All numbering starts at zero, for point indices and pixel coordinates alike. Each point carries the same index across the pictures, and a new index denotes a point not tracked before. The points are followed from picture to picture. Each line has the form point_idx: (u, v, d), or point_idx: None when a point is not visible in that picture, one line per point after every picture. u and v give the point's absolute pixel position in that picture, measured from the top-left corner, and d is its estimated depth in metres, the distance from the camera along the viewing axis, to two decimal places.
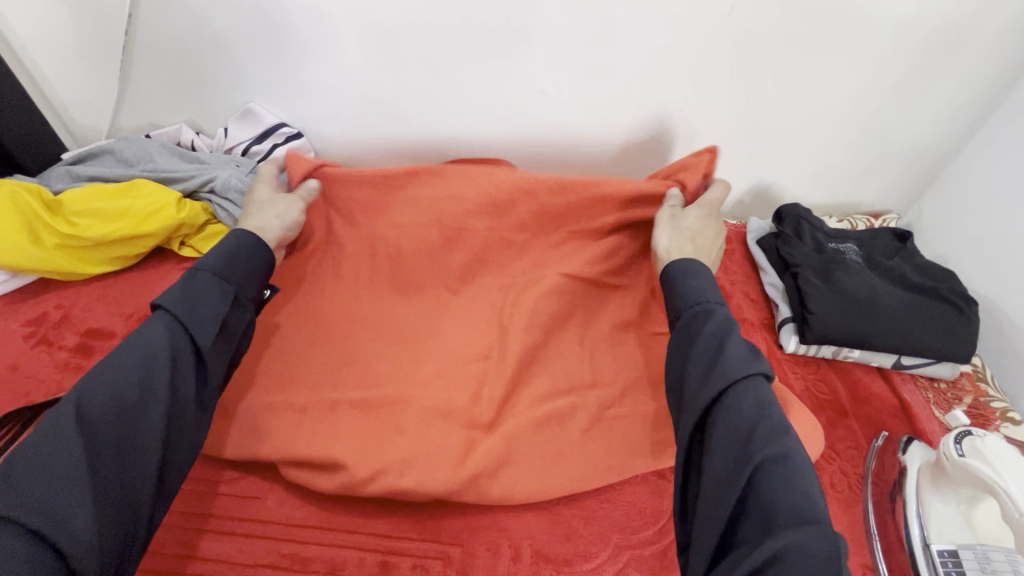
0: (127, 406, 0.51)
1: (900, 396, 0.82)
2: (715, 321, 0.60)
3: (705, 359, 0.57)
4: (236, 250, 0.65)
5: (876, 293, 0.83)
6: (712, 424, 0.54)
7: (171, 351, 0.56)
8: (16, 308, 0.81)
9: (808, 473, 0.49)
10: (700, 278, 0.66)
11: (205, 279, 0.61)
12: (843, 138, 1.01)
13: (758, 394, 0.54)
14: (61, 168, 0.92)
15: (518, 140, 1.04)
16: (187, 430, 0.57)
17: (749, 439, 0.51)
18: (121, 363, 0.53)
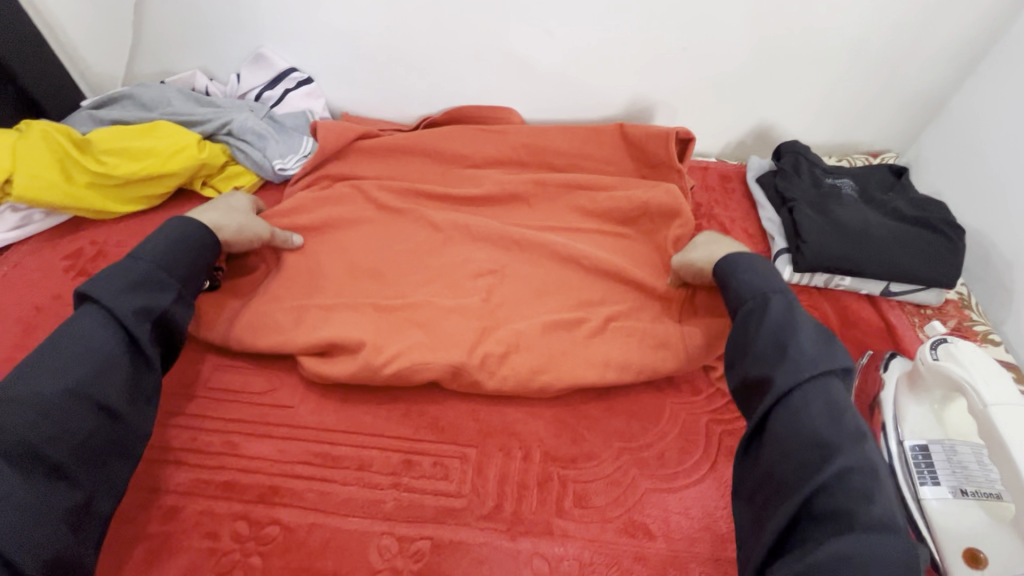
0: (46, 402, 0.54)
1: (886, 319, 0.86)
2: (787, 316, 0.61)
3: (768, 356, 0.59)
4: (172, 239, 0.67)
5: (868, 224, 0.87)
6: (777, 424, 0.56)
7: (102, 346, 0.58)
8: (54, 244, 0.86)
9: (881, 476, 0.51)
10: (761, 269, 0.67)
11: (135, 269, 0.63)
12: (844, 78, 1.03)
13: (825, 392, 0.56)
14: (84, 112, 0.96)
15: (524, 81, 1.06)
16: (124, 422, 0.59)
17: (820, 438, 0.53)
18: (47, 361, 0.56)
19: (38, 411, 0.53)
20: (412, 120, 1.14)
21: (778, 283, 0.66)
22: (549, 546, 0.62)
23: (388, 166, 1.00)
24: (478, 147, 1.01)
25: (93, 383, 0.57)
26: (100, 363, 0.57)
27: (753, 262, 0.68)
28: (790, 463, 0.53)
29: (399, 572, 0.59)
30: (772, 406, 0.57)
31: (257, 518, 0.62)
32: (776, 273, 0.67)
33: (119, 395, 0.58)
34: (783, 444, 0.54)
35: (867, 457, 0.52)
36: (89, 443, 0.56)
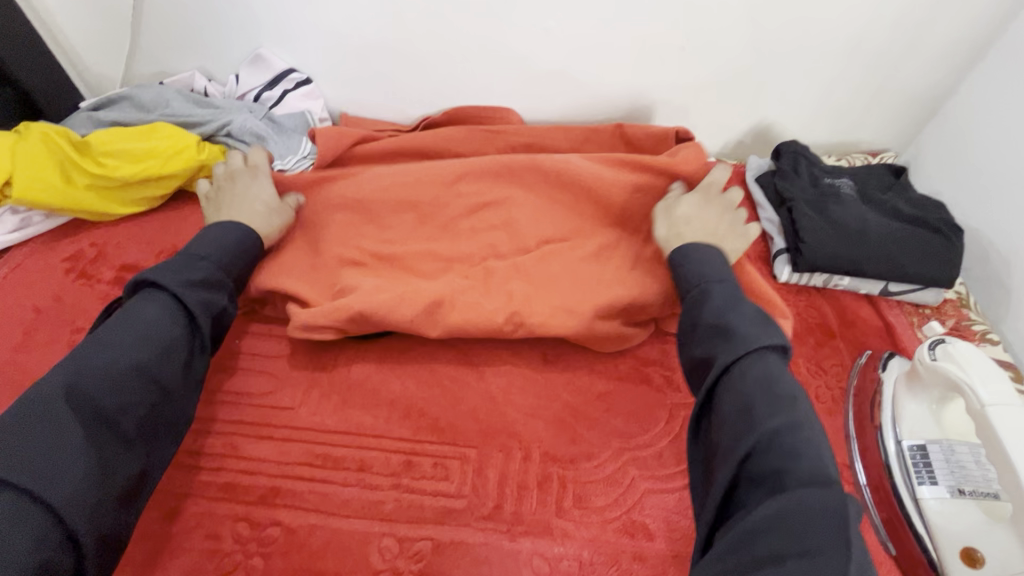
0: (115, 376, 0.56)
1: (885, 319, 0.87)
2: (729, 300, 0.63)
3: (709, 335, 0.60)
4: (226, 240, 0.71)
5: (867, 224, 0.87)
6: (719, 397, 0.56)
7: (168, 331, 0.61)
8: (54, 247, 0.86)
9: (815, 440, 0.51)
10: (708, 260, 0.69)
11: (200, 265, 0.67)
12: (843, 77, 1.03)
13: (763, 362, 0.56)
14: (83, 113, 0.96)
15: (523, 81, 1.06)
16: (179, 402, 0.62)
17: (755, 407, 0.53)
18: (115, 338, 0.59)
19: (109, 384, 0.55)
20: (411, 121, 1.14)
21: (725, 273, 0.68)
22: (548, 546, 0.62)
23: (388, 167, 1.00)
24: (477, 147, 1.01)
25: (161, 366, 0.59)
26: (162, 348, 0.60)
27: (700, 251, 0.70)
28: (728, 431, 0.53)
29: (400, 573, 0.59)
30: (716, 380, 0.57)
31: (258, 520, 0.62)
32: (724, 265, 0.69)
33: (175, 378, 0.61)
34: (724, 416, 0.54)
35: (804, 424, 0.52)
36: (148, 421, 0.58)
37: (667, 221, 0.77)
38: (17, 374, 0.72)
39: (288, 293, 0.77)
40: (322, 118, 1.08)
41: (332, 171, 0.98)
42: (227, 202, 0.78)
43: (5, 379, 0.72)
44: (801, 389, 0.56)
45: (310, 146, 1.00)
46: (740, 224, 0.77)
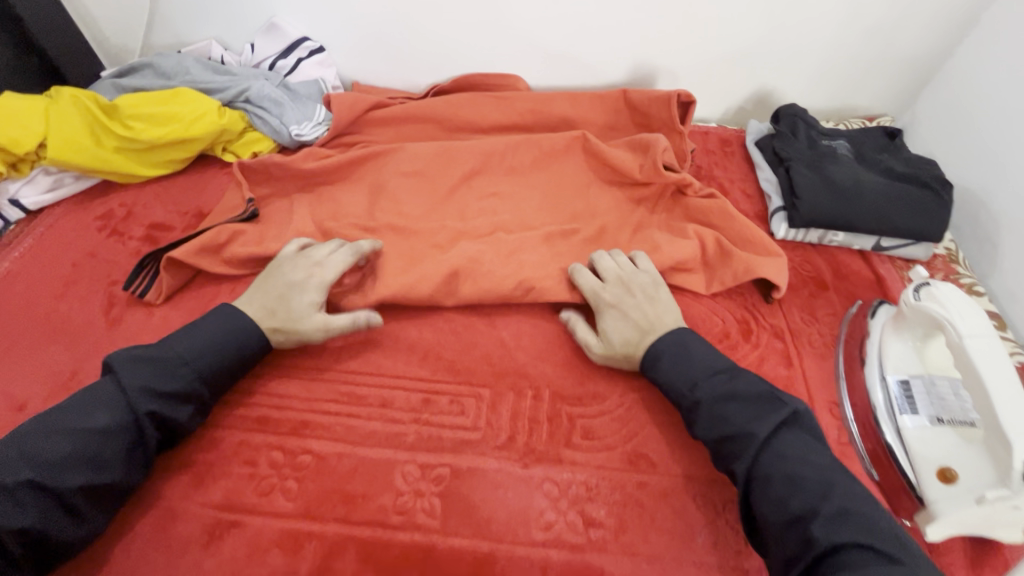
0: (22, 495, 0.53)
1: (876, 272, 0.91)
2: (721, 397, 0.64)
3: (721, 447, 0.62)
4: (214, 339, 0.67)
5: (860, 181, 0.91)
6: (755, 505, 0.58)
7: (104, 447, 0.58)
8: (85, 207, 0.91)
9: (868, 518, 0.53)
10: (672, 361, 0.69)
11: (173, 372, 0.63)
12: (841, 44, 1.05)
13: (782, 452, 0.59)
14: (108, 81, 1.00)
15: (530, 49, 1.09)
16: (94, 511, 0.57)
17: (795, 511, 0.55)
18: (49, 443, 0.56)
19: (15, 502, 0.52)
20: (420, 89, 1.17)
21: (694, 368, 0.67)
22: (558, 472, 0.67)
23: (400, 133, 1.04)
24: (486, 113, 1.04)
25: (83, 488, 0.56)
26: (89, 465, 0.57)
27: (661, 353, 0.70)
28: (782, 539, 0.55)
29: (422, 494, 0.64)
30: (746, 489, 0.60)
31: (290, 449, 0.67)
32: (686, 354, 0.69)
33: (96, 499, 0.57)
34: (771, 520, 0.56)
35: (850, 509, 0.54)
36: (51, 542, 0.54)
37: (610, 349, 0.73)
38: (59, 322, 0.78)
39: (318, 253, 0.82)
40: (335, 86, 1.12)
41: (346, 136, 1.03)
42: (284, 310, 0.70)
43: (50, 326, 0.77)
44: (829, 466, 0.58)
45: (328, 113, 1.02)
46: (641, 283, 0.76)
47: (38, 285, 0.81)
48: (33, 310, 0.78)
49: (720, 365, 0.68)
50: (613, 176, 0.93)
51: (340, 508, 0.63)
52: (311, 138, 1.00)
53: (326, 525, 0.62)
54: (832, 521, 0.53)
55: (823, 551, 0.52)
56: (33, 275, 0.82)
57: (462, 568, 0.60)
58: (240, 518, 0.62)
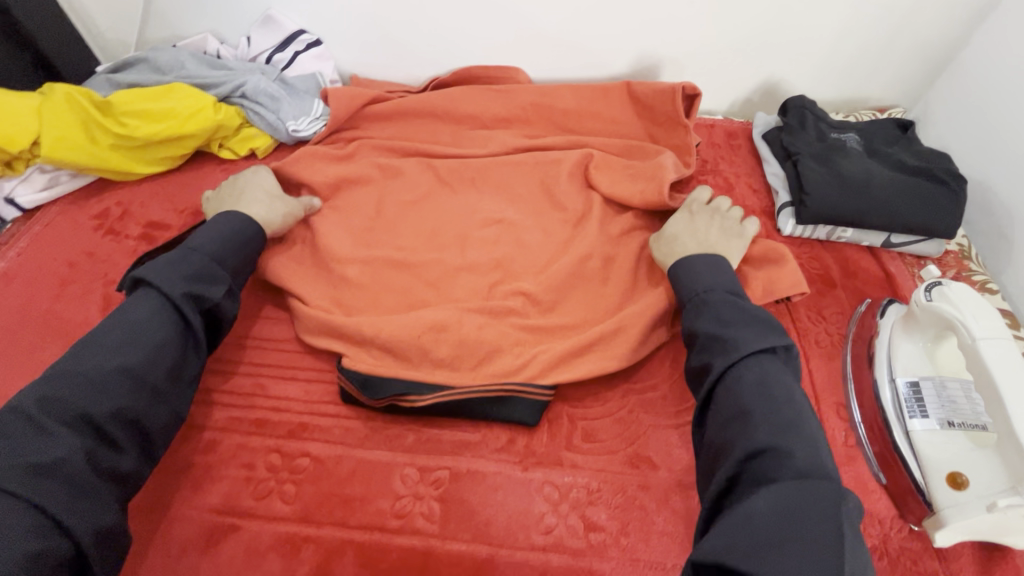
0: (103, 381, 0.57)
1: (886, 269, 0.89)
2: (730, 305, 0.64)
3: (705, 343, 0.62)
4: (227, 235, 0.72)
5: (870, 175, 0.88)
6: (717, 400, 0.59)
7: (156, 329, 0.62)
8: (82, 205, 0.90)
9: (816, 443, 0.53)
10: (702, 269, 0.70)
11: (191, 261, 0.67)
12: (853, 32, 1.02)
13: (760, 367, 0.58)
14: (102, 76, 0.98)
15: (531, 40, 1.06)
16: (171, 399, 0.62)
17: (748, 412, 0.55)
18: (109, 340, 0.60)
19: (101, 389, 0.56)
20: (420, 82, 1.15)
21: (718, 279, 0.69)
22: (559, 475, 0.66)
23: (398, 128, 1.02)
24: (486, 106, 1.02)
25: (157, 369, 0.60)
26: (148, 348, 0.60)
27: (697, 264, 0.71)
28: (727, 435, 0.56)
29: (421, 497, 0.64)
30: (712, 386, 0.60)
31: (288, 451, 0.66)
32: (720, 268, 0.70)
33: (167, 376, 0.61)
34: (721, 416, 0.57)
35: (805, 433, 0.54)
36: (137, 423, 0.58)
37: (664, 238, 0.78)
38: (56, 322, 0.77)
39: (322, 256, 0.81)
40: (333, 80, 1.10)
41: (344, 132, 1.01)
42: (234, 194, 0.81)
43: (46, 327, 0.76)
44: (802, 393, 0.58)
45: (325, 108, 1.01)
46: (731, 222, 0.81)
47: (35, 285, 0.80)
48: (31, 309, 0.78)
49: (737, 288, 0.68)
50: (616, 173, 0.91)
51: (338, 511, 0.62)
52: (308, 133, 0.99)
53: (324, 529, 0.61)
54: (783, 434, 0.53)
55: (759, 452, 0.52)
56: (30, 275, 0.81)
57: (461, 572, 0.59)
58: (239, 522, 0.61)
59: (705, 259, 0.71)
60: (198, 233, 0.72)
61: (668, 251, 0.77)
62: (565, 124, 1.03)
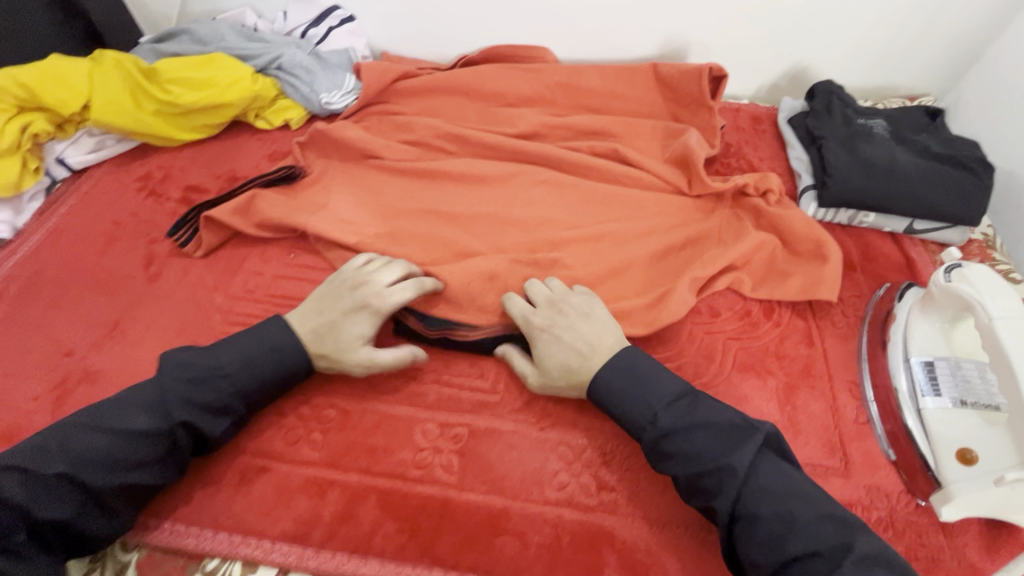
0: (60, 487, 0.54)
1: (907, 255, 0.89)
2: (686, 426, 0.59)
3: (700, 486, 0.58)
4: (259, 358, 0.64)
5: (896, 161, 0.88)
6: (741, 545, 0.55)
7: (137, 450, 0.57)
8: (125, 168, 0.95)
9: (880, 556, 0.51)
10: (623, 391, 0.63)
11: (207, 387, 0.61)
12: (883, 19, 1.02)
13: (764, 487, 0.56)
14: (146, 46, 1.02)
15: (561, 21, 1.08)
16: (124, 510, 0.58)
17: (790, 554, 0.52)
18: (90, 441, 0.56)
19: (54, 494, 0.54)
20: (449, 61, 1.17)
21: (650, 393, 0.62)
22: (573, 436, 0.68)
23: (427, 104, 1.05)
24: (514, 85, 1.04)
25: (117, 488, 0.57)
26: (123, 464, 0.57)
27: (613, 383, 0.64)
28: None
29: (440, 451, 0.67)
30: (730, 529, 0.56)
31: (316, 402, 0.70)
32: (631, 371, 0.64)
33: (129, 498, 0.58)
34: (760, 566, 0.54)
35: (861, 548, 0.52)
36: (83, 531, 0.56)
37: (563, 377, 0.66)
38: (103, 277, 0.81)
39: (352, 224, 0.84)
40: (365, 56, 1.13)
41: (374, 105, 1.04)
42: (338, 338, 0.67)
43: (92, 278, 0.81)
44: (806, 486, 0.57)
45: (358, 83, 1.03)
46: (574, 302, 0.71)
47: (83, 241, 0.85)
48: (79, 262, 0.83)
49: (676, 389, 0.63)
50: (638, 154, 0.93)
51: (363, 460, 0.66)
52: (340, 106, 1.02)
53: (349, 475, 0.65)
54: (839, 563, 0.51)
55: None
56: (78, 231, 0.86)
57: (476, 521, 0.62)
58: (270, 464, 0.65)
59: (617, 365, 0.65)
60: (240, 337, 0.65)
61: (574, 386, 0.66)
62: (590, 104, 1.04)
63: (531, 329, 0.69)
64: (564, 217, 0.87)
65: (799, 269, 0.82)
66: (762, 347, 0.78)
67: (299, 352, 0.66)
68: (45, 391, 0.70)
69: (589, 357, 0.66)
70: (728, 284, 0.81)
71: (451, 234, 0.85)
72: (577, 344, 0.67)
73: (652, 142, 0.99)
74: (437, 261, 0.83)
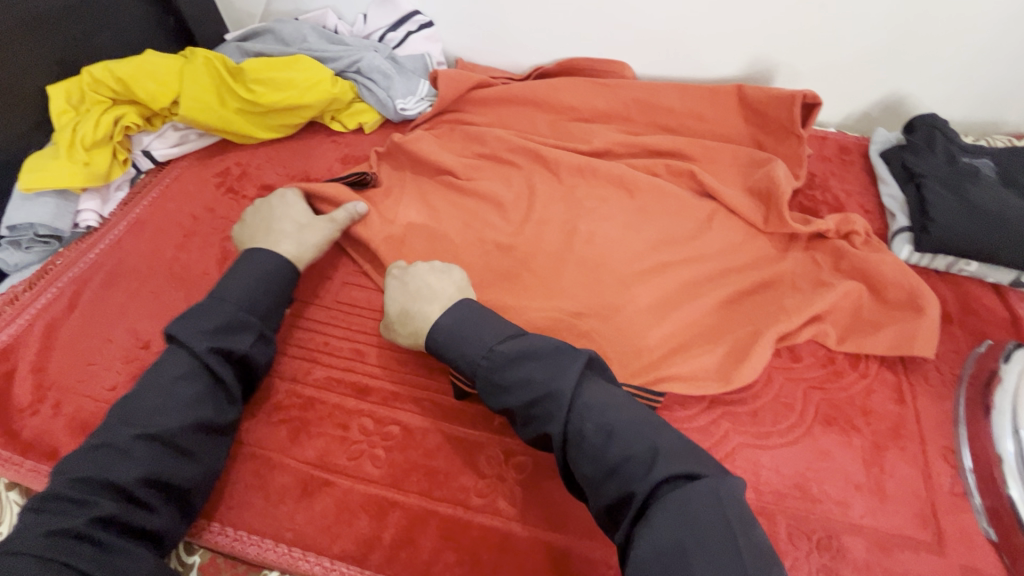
0: (131, 448, 0.56)
1: (1012, 310, 0.82)
2: (515, 355, 0.60)
3: (531, 413, 0.58)
4: (261, 280, 0.70)
5: (1008, 207, 0.81)
6: (575, 461, 0.55)
7: (186, 385, 0.60)
8: (205, 163, 0.97)
9: (692, 451, 0.51)
10: (460, 333, 0.63)
11: (220, 309, 0.65)
12: (996, 49, 0.94)
13: (588, 405, 0.56)
14: (232, 44, 1.04)
15: (644, 35, 1.04)
16: (201, 453, 0.60)
17: (612, 462, 0.52)
18: (135, 406, 0.59)
19: (125, 455, 0.55)
20: (523, 70, 1.15)
21: (482, 334, 0.63)
22: None
23: (501, 115, 1.03)
24: (591, 100, 1.01)
25: (183, 428, 0.59)
26: (177, 409, 0.59)
27: (453, 327, 0.63)
28: (604, 492, 0.52)
29: (504, 481, 0.65)
30: (564, 450, 0.56)
31: (380, 418, 0.69)
32: (479, 320, 0.64)
33: (201, 436, 0.60)
34: (592, 480, 0.53)
35: (667, 446, 0.52)
36: (172, 485, 0.57)
37: (402, 324, 0.68)
38: (180, 270, 0.83)
39: (423, 237, 0.84)
40: (440, 63, 1.12)
41: (447, 114, 1.03)
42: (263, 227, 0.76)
43: (170, 271, 0.83)
44: (626, 400, 0.57)
45: (434, 90, 1.03)
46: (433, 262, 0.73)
47: (165, 232, 0.87)
48: (158, 254, 0.85)
49: (509, 329, 0.63)
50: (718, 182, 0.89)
51: (424, 483, 0.64)
52: (414, 113, 1.03)
53: (411, 497, 0.63)
54: (649, 462, 0.50)
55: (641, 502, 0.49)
56: (160, 223, 0.88)
57: (538, 560, 0.60)
58: (332, 478, 0.65)
59: (461, 315, 0.64)
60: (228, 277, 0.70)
61: (410, 332, 0.67)
62: (670, 124, 1.00)
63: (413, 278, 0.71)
64: (639, 243, 0.84)
65: (890, 320, 0.77)
66: (847, 400, 0.73)
67: (268, 266, 0.71)
68: (122, 381, 0.72)
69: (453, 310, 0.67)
70: (812, 336, 0.76)
71: (521, 253, 0.83)
72: (418, 293, 0.68)
73: (733, 169, 0.95)
74: (507, 280, 0.81)
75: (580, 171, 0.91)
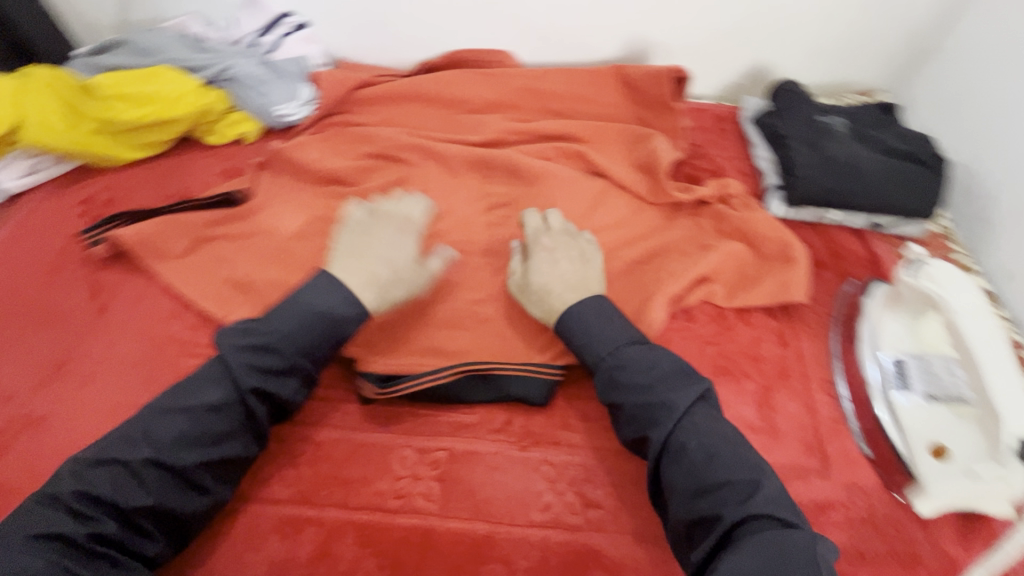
0: (142, 474, 0.54)
1: (872, 250, 0.90)
2: (640, 362, 0.63)
3: (639, 415, 0.60)
4: (308, 313, 0.63)
5: (858, 158, 0.90)
6: (668, 474, 0.57)
7: (216, 421, 0.57)
8: (66, 191, 0.89)
9: (789, 500, 0.55)
10: (588, 324, 0.67)
11: (284, 350, 0.61)
12: (836, 16, 1.04)
13: (695, 424, 0.58)
14: (82, 59, 0.95)
15: (523, 24, 1.06)
16: (212, 487, 0.58)
17: (713, 483, 0.55)
18: (165, 424, 0.56)
19: (137, 481, 0.53)
20: (409, 66, 1.13)
21: (610, 333, 0.66)
22: (555, 454, 0.67)
23: (389, 111, 1.01)
24: (478, 89, 1.01)
25: (201, 463, 0.56)
26: (197, 441, 0.56)
27: (586, 316, 0.68)
28: (694, 510, 0.55)
29: (419, 478, 0.64)
30: (657, 458, 0.59)
31: (287, 435, 0.67)
32: (606, 319, 0.68)
33: (216, 471, 0.58)
34: (678, 490, 0.56)
35: (770, 488, 0.55)
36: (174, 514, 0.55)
37: (543, 306, 0.71)
38: (45, 310, 0.76)
39: (317, 244, 0.81)
40: (320, 63, 1.08)
41: (333, 116, 1.00)
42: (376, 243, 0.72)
43: (33, 312, 0.75)
44: (734, 433, 0.59)
45: (317, 93, 1.00)
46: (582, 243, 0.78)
47: (24, 271, 0.79)
48: (18, 296, 0.77)
49: (636, 334, 0.67)
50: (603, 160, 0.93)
51: (338, 493, 0.63)
52: (297, 118, 0.99)
53: (325, 510, 0.62)
54: (749, 495, 0.53)
55: (727, 528, 0.52)
56: (18, 261, 0.80)
57: (462, 550, 0.60)
58: (241, 505, 0.62)
59: (586, 297, 0.70)
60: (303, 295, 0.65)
61: (547, 310, 0.71)
62: (558, 108, 1.02)
63: (536, 240, 0.78)
64: None
65: (768, 272, 0.83)
66: (738, 350, 0.78)
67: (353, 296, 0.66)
68: None
69: (573, 289, 0.71)
70: (702, 296, 0.81)
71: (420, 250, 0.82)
72: (565, 275, 0.72)
73: (620, 146, 0.98)
74: None
75: (472, 160, 0.91)
